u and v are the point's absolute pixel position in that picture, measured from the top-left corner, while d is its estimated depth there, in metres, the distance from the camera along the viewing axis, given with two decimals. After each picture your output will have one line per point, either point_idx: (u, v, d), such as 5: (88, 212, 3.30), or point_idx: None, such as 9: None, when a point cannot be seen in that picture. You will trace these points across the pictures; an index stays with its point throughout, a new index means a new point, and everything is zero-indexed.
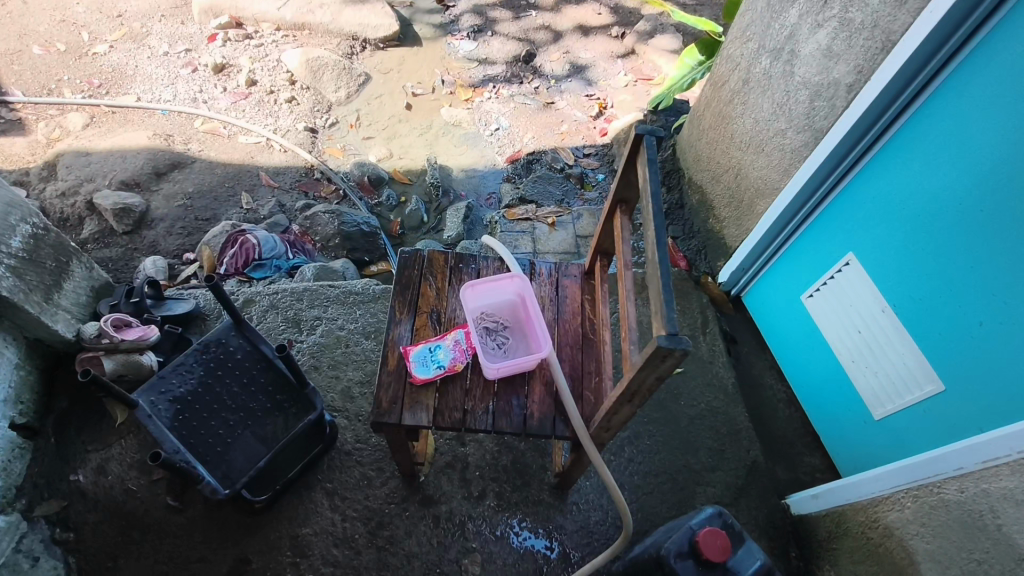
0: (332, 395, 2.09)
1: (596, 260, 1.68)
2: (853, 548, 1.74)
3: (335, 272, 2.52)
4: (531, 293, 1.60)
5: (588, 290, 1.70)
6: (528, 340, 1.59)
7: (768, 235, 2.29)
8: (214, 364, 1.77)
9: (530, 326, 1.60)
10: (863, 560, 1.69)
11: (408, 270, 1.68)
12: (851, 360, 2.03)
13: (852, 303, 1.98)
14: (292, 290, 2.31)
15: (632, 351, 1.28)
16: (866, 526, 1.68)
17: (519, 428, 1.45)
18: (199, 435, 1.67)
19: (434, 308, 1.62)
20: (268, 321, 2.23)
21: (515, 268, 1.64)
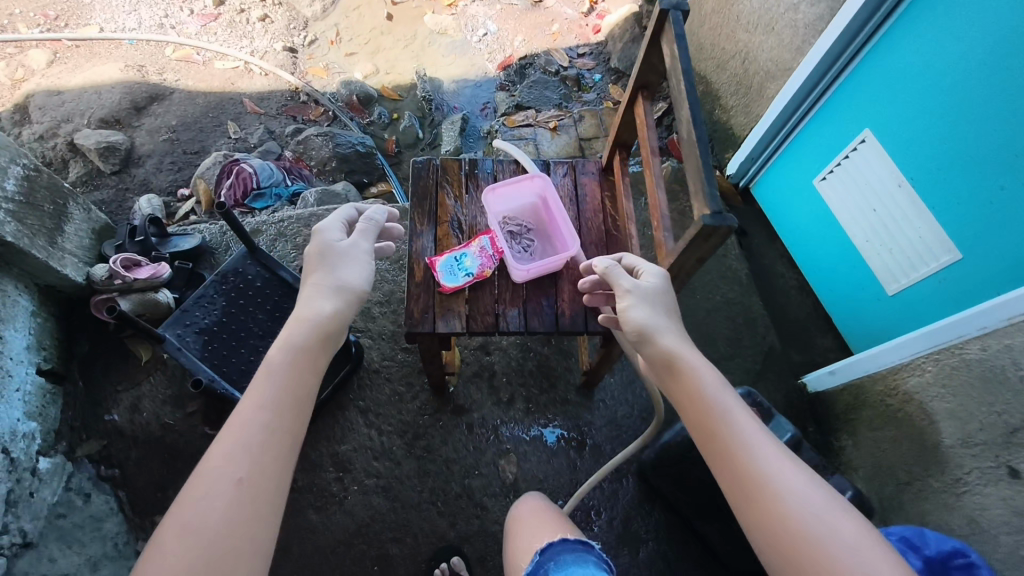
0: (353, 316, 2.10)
1: (614, 155, 1.62)
2: (873, 418, 1.82)
3: (338, 194, 2.45)
4: (553, 194, 1.56)
5: (608, 186, 1.67)
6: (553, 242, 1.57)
7: (778, 118, 2.23)
8: (234, 293, 1.75)
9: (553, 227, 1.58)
10: (883, 427, 1.77)
11: (423, 180, 1.63)
12: (865, 241, 2.04)
13: (866, 182, 1.96)
14: (298, 216, 2.27)
15: (666, 238, 1.27)
16: (886, 395, 1.75)
17: (552, 326, 1.47)
18: (231, 362, 1.69)
19: (454, 217, 1.59)
20: (279, 249, 2.20)
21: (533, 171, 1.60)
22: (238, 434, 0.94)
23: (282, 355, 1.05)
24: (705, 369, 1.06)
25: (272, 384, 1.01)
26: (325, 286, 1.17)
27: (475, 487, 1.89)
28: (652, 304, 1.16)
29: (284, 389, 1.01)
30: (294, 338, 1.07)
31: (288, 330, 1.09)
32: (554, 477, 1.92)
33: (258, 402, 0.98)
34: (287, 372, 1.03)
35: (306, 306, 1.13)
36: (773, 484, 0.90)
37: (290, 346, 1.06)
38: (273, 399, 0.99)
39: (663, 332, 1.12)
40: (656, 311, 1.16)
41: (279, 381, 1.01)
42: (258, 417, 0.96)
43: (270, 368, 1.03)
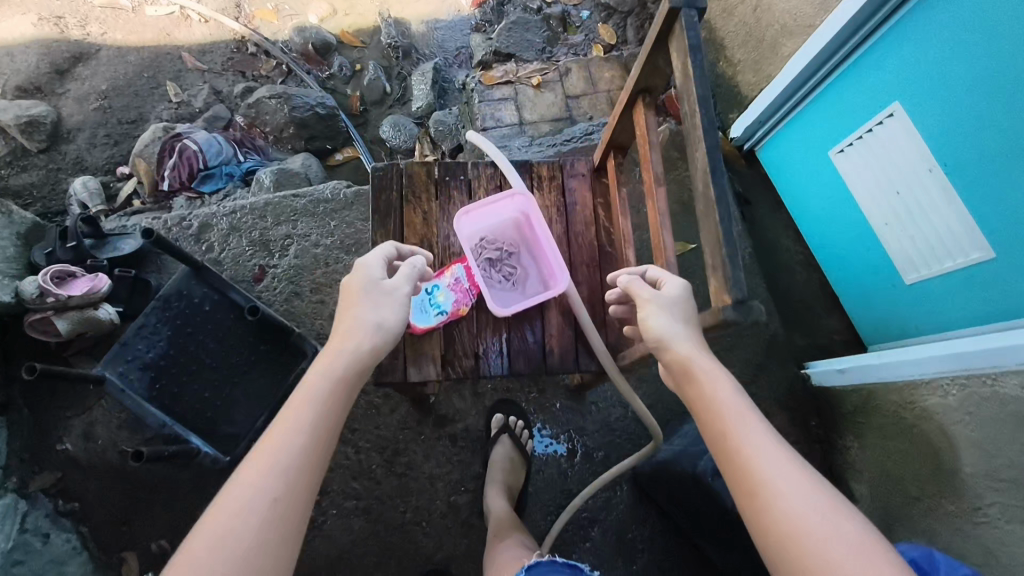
0: (321, 322, 1.91)
1: (607, 155, 1.37)
2: (882, 426, 1.71)
3: (298, 174, 2.17)
4: (536, 211, 1.30)
5: (602, 190, 1.43)
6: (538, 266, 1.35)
7: (797, 77, 1.94)
8: (180, 322, 1.55)
9: (538, 249, 1.35)
10: (894, 437, 1.67)
11: (385, 193, 1.39)
12: (885, 224, 1.84)
13: (890, 161, 1.72)
14: (252, 206, 2.00)
15: (672, 289, 1.08)
16: (900, 406, 1.63)
17: (538, 366, 1.32)
18: (183, 401, 1.52)
19: (424, 239, 1.37)
20: (233, 246, 1.97)
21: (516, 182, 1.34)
22: (248, 488, 0.82)
23: (307, 406, 0.92)
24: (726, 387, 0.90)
25: (293, 434, 0.88)
26: (361, 331, 1.02)
27: (461, 504, 1.81)
28: (669, 308, 1.01)
29: (305, 439, 0.88)
30: (320, 388, 0.94)
31: (314, 376, 0.96)
32: (544, 489, 1.84)
33: (275, 452, 0.86)
34: (309, 423, 0.90)
35: (336, 352, 0.99)
36: (799, 529, 0.74)
37: (316, 396, 0.93)
38: (292, 451, 0.87)
39: (680, 342, 0.97)
40: (674, 317, 1.00)
41: (299, 430, 0.89)
42: (273, 467, 0.85)
43: (293, 416, 0.90)
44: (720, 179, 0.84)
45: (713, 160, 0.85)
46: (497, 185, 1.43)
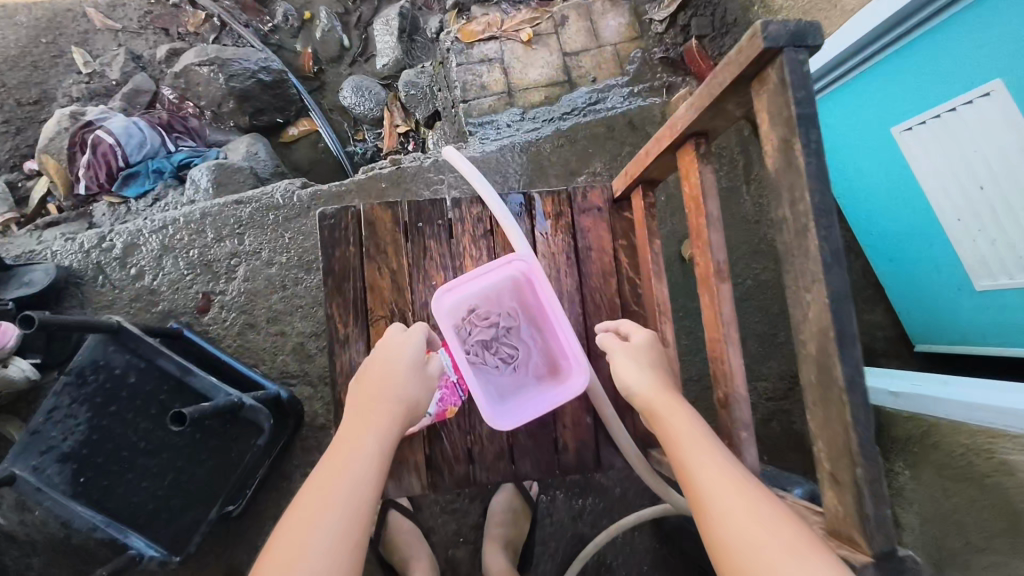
0: (284, 358, 1.61)
1: (633, 190, 1.03)
2: (942, 463, 1.45)
3: (240, 168, 1.79)
4: (540, 276, 0.98)
5: (625, 228, 1.10)
6: (544, 345, 1.04)
7: (862, 32, 1.53)
8: (101, 400, 1.25)
9: (543, 323, 1.03)
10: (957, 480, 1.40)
11: (338, 249, 1.05)
12: (958, 220, 1.49)
13: (977, 149, 1.36)
14: (184, 218, 1.66)
15: (743, 431, 0.76)
16: (972, 451, 1.37)
17: (551, 468, 1.05)
18: (116, 496, 1.25)
19: (395, 308, 1.05)
20: (167, 270, 1.63)
21: (517, 238, 1.03)
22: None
23: (342, 495, 0.76)
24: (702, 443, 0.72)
25: (328, 530, 0.72)
26: (397, 411, 0.86)
27: (461, 557, 1.60)
28: (636, 353, 0.86)
29: (340, 538, 0.72)
30: (357, 475, 0.78)
31: (347, 460, 0.79)
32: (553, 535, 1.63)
33: (307, 554, 0.69)
34: (346, 516, 0.74)
35: (373, 433, 0.83)
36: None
37: (351, 485, 0.77)
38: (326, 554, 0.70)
39: (649, 387, 0.80)
40: (642, 361, 0.84)
41: (335, 526, 0.72)
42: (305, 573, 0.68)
43: (328, 503, 0.74)
44: (848, 353, 0.54)
45: (837, 321, 0.54)
46: (487, 227, 1.08)
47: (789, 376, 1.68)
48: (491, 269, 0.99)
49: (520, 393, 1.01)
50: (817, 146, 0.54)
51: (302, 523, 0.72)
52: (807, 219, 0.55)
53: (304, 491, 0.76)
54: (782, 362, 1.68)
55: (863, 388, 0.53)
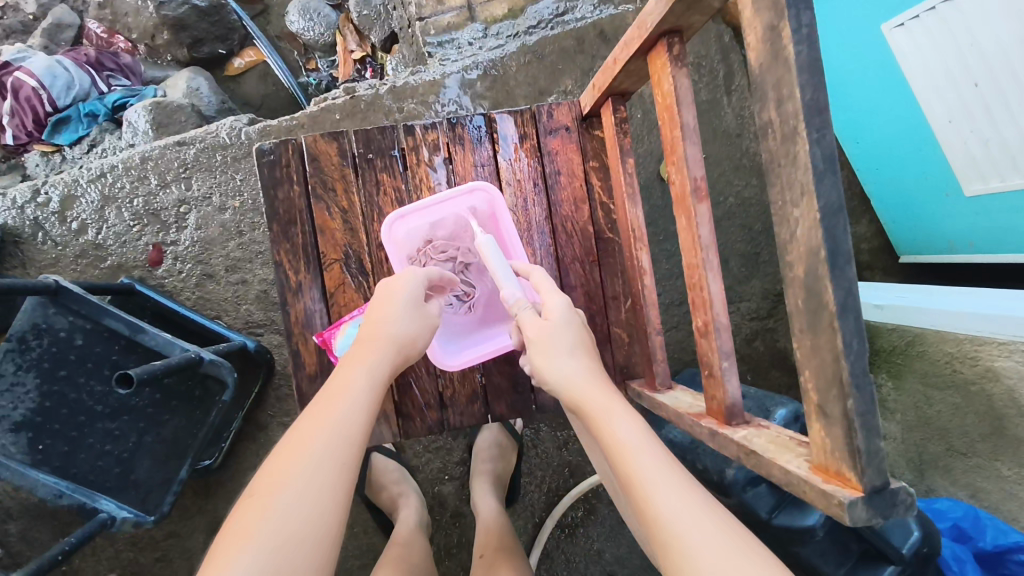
0: (248, 307, 1.52)
1: (603, 102, 0.93)
2: (925, 372, 1.40)
3: (181, 108, 1.63)
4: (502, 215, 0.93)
5: (596, 148, 1.01)
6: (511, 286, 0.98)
7: None
8: (49, 365, 1.17)
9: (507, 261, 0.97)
10: (941, 388, 1.37)
11: (282, 189, 0.96)
12: (948, 121, 1.39)
13: (974, 42, 1.26)
14: (125, 163, 1.53)
15: (723, 362, 0.69)
16: (955, 359, 1.32)
17: (527, 408, 1.00)
18: (78, 462, 1.19)
19: (349, 249, 0.97)
20: (112, 222, 1.52)
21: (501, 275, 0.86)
22: (271, 520, 0.59)
23: (338, 418, 0.69)
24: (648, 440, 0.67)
25: (329, 448, 0.66)
26: (392, 348, 0.80)
27: (448, 494, 1.58)
28: (549, 331, 0.78)
29: (339, 461, 0.66)
30: (353, 403, 0.72)
31: (343, 390, 0.73)
32: (540, 466, 1.61)
33: (301, 472, 0.64)
34: (346, 439, 0.68)
35: (370, 364, 0.76)
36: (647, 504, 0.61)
37: (348, 411, 0.71)
38: (324, 475, 0.64)
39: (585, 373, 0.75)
40: (562, 343, 0.77)
41: (333, 449, 0.66)
42: (297, 491, 0.62)
43: (323, 426, 0.68)
44: (840, 274, 0.46)
45: (830, 239, 0.46)
46: (445, 155, 0.98)
47: (774, 296, 1.62)
48: (452, 198, 0.93)
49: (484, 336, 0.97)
50: (809, 31, 0.46)
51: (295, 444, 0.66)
52: (796, 120, 0.47)
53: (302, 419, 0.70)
54: (767, 282, 1.63)
55: (857, 311, 0.47)
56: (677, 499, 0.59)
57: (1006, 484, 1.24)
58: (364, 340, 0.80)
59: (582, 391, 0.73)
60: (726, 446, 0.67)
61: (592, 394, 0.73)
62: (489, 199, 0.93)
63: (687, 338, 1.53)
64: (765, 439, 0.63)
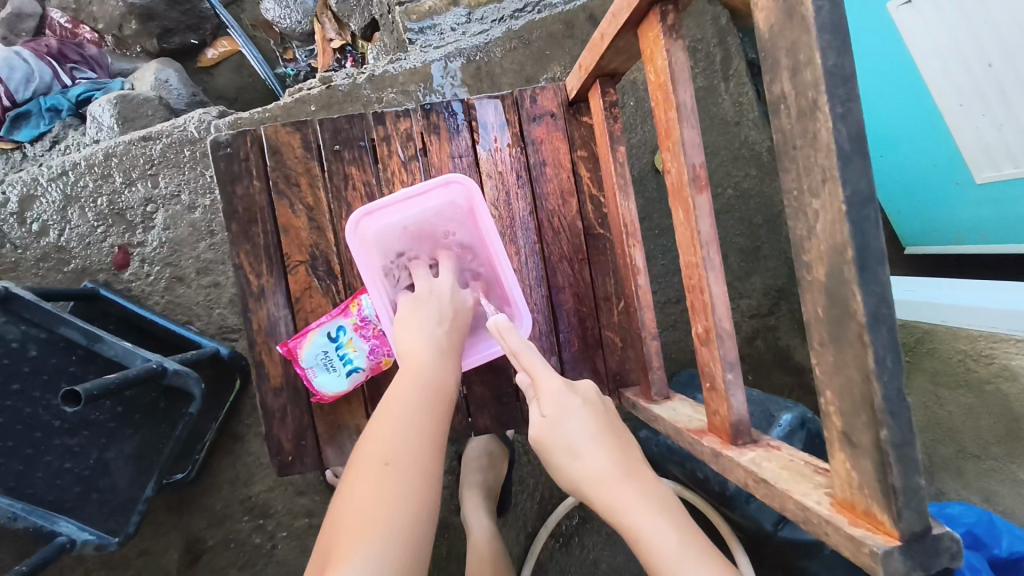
0: (221, 311, 1.44)
1: (590, 85, 0.85)
2: (935, 372, 1.31)
3: (148, 101, 1.55)
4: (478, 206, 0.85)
5: (584, 136, 0.92)
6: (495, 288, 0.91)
7: None
8: (3, 379, 1.06)
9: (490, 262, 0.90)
10: (953, 388, 1.27)
11: (241, 185, 0.87)
12: (958, 105, 1.31)
13: (988, 19, 1.18)
14: (87, 160, 1.44)
15: (727, 374, 0.61)
16: (968, 357, 1.24)
17: (513, 420, 0.92)
18: (35, 481, 1.09)
19: (316, 250, 0.88)
20: (75, 223, 1.43)
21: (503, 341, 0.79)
22: (387, 517, 0.57)
23: (418, 405, 0.68)
24: (690, 548, 0.54)
25: (421, 438, 0.65)
26: (446, 329, 0.78)
27: (436, 505, 1.50)
28: (548, 431, 0.66)
29: (432, 447, 0.65)
30: (428, 388, 0.70)
31: (415, 375, 0.72)
32: (533, 473, 1.54)
33: (403, 463, 0.62)
34: (433, 426, 0.67)
35: (435, 345, 0.75)
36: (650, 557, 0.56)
37: (427, 396, 0.69)
38: (422, 463, 0.63)
39: (601, 466, 0.62)
40: (566, 438, 0.65)
41: (425, 436, 0.65)
42: (403, 484, 0.60)
43: (408, 415, 0.67)
44: (872, 277, 0.38)
45: (858, 237, 0.38)
46: (419, 145, 0.90)
47: (776, 291, 1.54)
48: (425, 193, 0.85)
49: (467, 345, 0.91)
50: None
51: (385, 438, 0.64)
52: (815, 91, 0.39)
53: (379, 414, 0.68)
54: (769, 278, 1.54)
55: (892, 322, 0.39)
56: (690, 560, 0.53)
57: (1022, 488, 1.16)
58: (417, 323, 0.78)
59: (602, 496, 0.61)
60: (732, 470, 0.59)
61: (611, 496, 0.60)
62: (467, 193, 0.85)
63: (685, 337, 1.45)
64: (776, 464, 0.55)
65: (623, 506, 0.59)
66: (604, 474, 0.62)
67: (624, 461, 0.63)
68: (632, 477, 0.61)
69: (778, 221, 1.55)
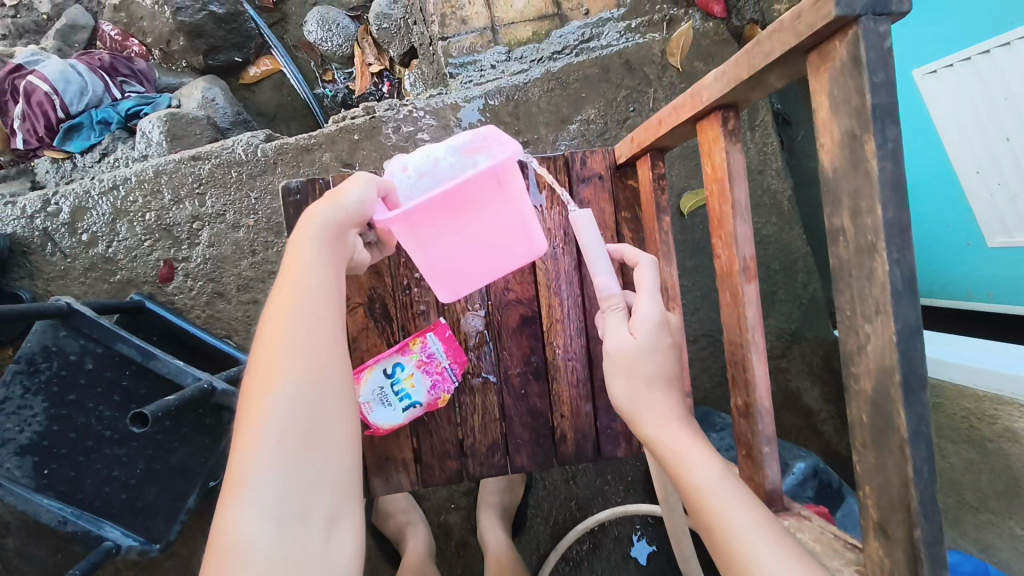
0: (258, 327, 1.50)
1: (640, 156, 0.91)
2: (940, 424, 1.36)
3: (196, 120, 1.60)
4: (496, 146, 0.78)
5: (628, 198, 0.99)
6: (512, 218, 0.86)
7: None
8: (59, 391, 1.13)
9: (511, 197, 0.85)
10: (955, 441, 1.33)
11: None
12: (975, 171, 1.38)
13: (1009, 96, 1.26)
14: (137, 176, 1.50)
15: (764, 446, 0.68)
16: (972, 415, 1.28)
17: (548, 458, 0.98)
18: (86, 487, 1.15)
19: (375, 292, 0.95)
20: (123, 236, 1.50)
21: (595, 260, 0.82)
22: (267, 451, 0.56)
23: (295, 323, 0.63)
24: (728, 480, 0.63)
25: (308, 350, 0.62)
26: (333, 218, 0.69)
27: (453, 523, 1.56)
28: (634, 356, 0.73)
29: (314, 378, 0.60)
30: (308, 301, 0.64)
31: (296, 280, 0.65)
32: (548, 498, 1.59)
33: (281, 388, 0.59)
34: (321, 329, 0.63)
35: (313, 242, 0.67)
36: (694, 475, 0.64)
37: (305, 306, 0.64)
38: (299, 393, 0.59)
39: (662, 403, 0.72)
40: (647, 364, 0.73)
41: (309, 346, 0.62)
42: (273, 428, 0.57)
43: (281, 340, 0.62)
44: (916, 400, 0.45)
45: (906, 364, 0.45)
46: None
47: (789, 335, 1.60)
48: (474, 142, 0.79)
49: (456, 220, 0.79)
50: (893, 148, 0.44)
51: (263, 366, 0.61)
52: (876, 236, 0.45)
53: (256, 342, 0.63)
54: (783, 321, 1.61)
55: (930, 439, 0.45)
56: (723, 486, 0.62)
57: (1018, 543, 1.20)
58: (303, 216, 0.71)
59: (659, 432, 0.70)
60: None
61: (666, 432, 0.70)
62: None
63: (701, 376, 1.52)
64: (808, 535, 0.61)
65: (676, 442, 0.68)
66: (664, 413, 0.71)
67: (681, 409, 0.72)
68: (687, 424, 0.71)
69: (794, 268, 1.60)
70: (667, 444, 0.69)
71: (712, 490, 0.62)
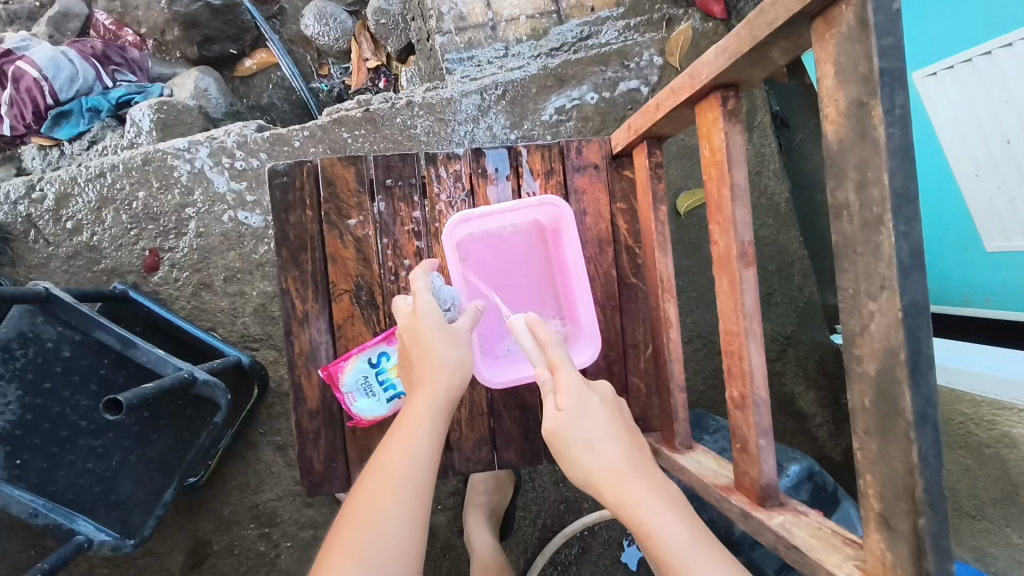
0: (244, 320, 1.46)
1: (637, 144, 0.89)
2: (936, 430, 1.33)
3: (188, 108, 1.58)
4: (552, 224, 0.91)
5: (625, 189, 0.96)
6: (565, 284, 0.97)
7: None
8: (33, 379, 1.10)
9: (566, 278, 0.95)
10: (952, 448, 1.30)
11: (295, 213, 0.91)
12: (974, 174, 1.36)
13: (1010, 97, 1.24)
14: (124, 163, 1.47)
15: (760, 439, 0.65)
16: (970, 421, 1.26)
17: (537, 454, 0.95)
18: (59, 480, 1.11)
19: (362, 280, 0.92)
20: (108, 224, 1.46)
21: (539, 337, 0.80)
22: None
23: (401, 477, 0.69)
24: (697, 541, 0.59)
25: (405, 511, 0.66)
26: (446, 383, 0.77)
27: (440, 524, 1.53)
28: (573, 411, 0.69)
29: (404, 536, 0.65)
30: (416, 459, 0.70)
31: (409, 437, 0.72)
32: (536, 500, 1.56)
33: (374, 546, 0.63)
34: (420, 494, 0.68)
35: (432, 403, 0.75)
36: (663, 544, 0.60)
37: (413, 460, 0.70)
38: (392, 544, 0.64)
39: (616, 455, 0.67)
40: (587, 428, 0.68)
41: (406, 513, 0.66)
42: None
43: (389, 491, 0.67)
44: (922, 381, 0.42)
45: (912, 343, 0.42)
46: (467, 187, 0.95)
47: (784, 338, 1.58)
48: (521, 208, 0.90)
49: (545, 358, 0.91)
50: (903, 113, 0.42)
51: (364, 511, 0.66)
52: (882, 208, 0.43)
53: (360, 484, 0.70)
54: (778, 324, 1.59)
55: (936, 423, 0.42)
56: (692, 550, 0.59)
57: (1016, 551, 1.18)
58: (416, 374, 0.78)
59: (612, 498, 0.64)
60: (760, 531, 0.63)
61: (621, 495, 0.64)
62: (563, 218, 0.90)
63: (695, 377, 1.49)
64: (805, 531, 0.59)
65: (639, 503, 0.63)
66: (615, 469, 0.66)
67: (630, 457, 0.67)
68: (637, 472, 0.66)
69: (790, 270, 1.58)
70: (626, 502, 0.63)
71: (685, 558, 0.58)
